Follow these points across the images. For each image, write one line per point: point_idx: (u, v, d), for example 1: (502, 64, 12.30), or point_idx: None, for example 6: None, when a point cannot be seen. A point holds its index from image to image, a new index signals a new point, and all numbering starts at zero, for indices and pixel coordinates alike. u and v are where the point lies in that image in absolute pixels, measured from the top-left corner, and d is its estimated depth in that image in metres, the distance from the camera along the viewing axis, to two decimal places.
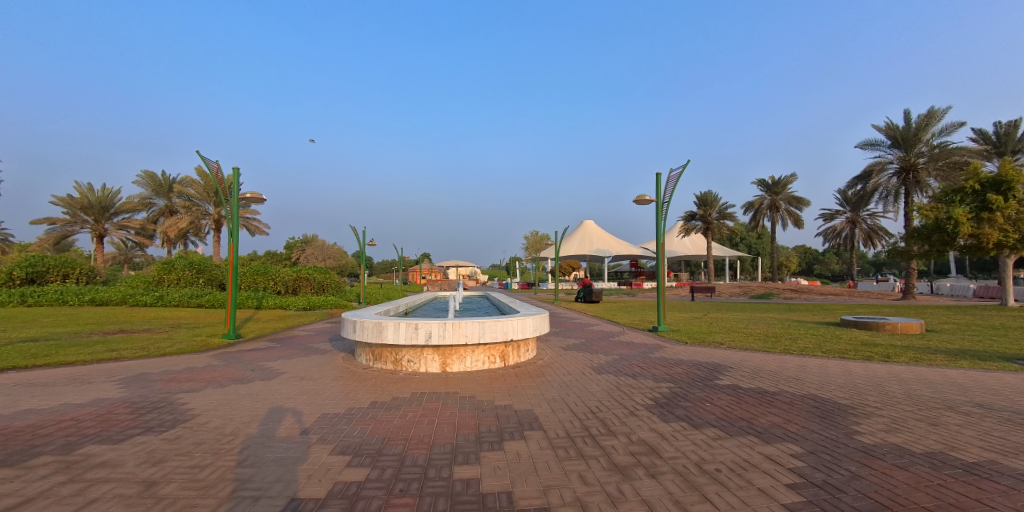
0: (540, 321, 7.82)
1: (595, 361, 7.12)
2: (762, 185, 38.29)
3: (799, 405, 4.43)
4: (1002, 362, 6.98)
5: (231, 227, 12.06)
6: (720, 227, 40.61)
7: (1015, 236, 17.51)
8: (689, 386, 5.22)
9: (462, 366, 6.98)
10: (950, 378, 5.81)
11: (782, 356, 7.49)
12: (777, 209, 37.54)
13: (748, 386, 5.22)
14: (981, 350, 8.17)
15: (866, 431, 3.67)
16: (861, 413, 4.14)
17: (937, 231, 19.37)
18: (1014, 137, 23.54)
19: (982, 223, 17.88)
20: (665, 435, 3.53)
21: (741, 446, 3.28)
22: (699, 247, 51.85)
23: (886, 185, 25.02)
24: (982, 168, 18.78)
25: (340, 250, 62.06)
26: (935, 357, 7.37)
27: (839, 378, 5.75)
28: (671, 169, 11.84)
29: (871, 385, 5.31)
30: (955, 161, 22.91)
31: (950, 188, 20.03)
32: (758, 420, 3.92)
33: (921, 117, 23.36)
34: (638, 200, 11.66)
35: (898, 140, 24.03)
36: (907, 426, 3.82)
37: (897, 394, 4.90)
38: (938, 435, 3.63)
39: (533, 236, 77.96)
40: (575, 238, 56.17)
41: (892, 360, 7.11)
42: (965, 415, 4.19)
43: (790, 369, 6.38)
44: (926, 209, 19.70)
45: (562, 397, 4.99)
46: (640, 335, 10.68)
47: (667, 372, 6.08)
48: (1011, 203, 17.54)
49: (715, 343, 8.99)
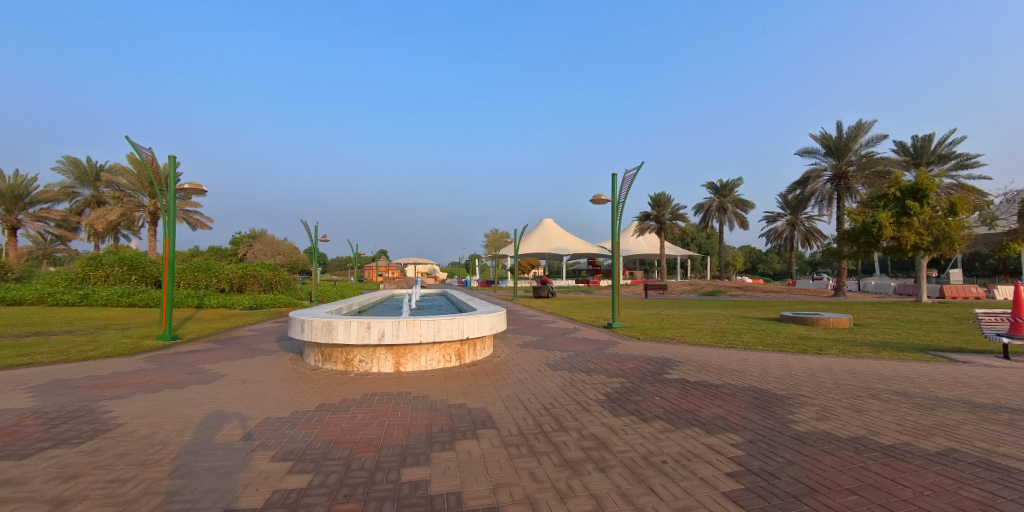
0: (497, 318, 7.79)
1: (551, 358, 7.18)
2: (711, 187, 40.14)
3: (741, 397, 4.64)
4: (917, 353, 7.70)
5: (167, 220, 11.15)
6: (672, 227, 42.18)
7: (929, 239, 19.32)
8: (640, 381, 5.37)
9: (416, 365, 6.84)
10: (873, 368, 6.33)
11: (726, 351, 7.89)
12: (725, 211, 39.49)
13: (695, 379, 5.43)
14: (899, 342, 8.97)
15: (799, 419, 3.90)
16: (796, 403, 4.40)
17: (865, 234, 21.05)
18: (928, 150, 26.01)
19: (903, 226, 19.61)
20: (615, 429, 3.58)
21: (687, 437, 3.38)
22: (653, 245, 53.65)
23: (821, 191, 26.91)
24: (903, 177, 20.59)
25: (291, 246, 59.41)
26: (861, 349, 8.01)
27: (777, 370, 6.12)
28: (626, 170, 12.11)
29: (805, 376, 5.68)
30: (880, 171, 25.00)
31: (875, 194, 21.80)
32: (704, 412, 4.06)
33: (852, 128, 25.26)
34: (594, 200, 11.86)
35: (832, 149, 25.87)
36: (835, 413, 4.10)
37: (827, 384, 5.26)
38: (861, 420, 3.93)
39: (494, 233, 77.97)
40: (535, 236, 56.70)
41: (825, 352, 7.66)
42: (884, 401, 4.56)
43: (734, 362, 6.72)
44: (856, 213, 21.36)
45: (517, 394, 4.97)
46: (596, 331, 10.90)
47: (620, 367, 6.22)
48: (926, 209, 19.38)
49: (666, 339, 9.32)
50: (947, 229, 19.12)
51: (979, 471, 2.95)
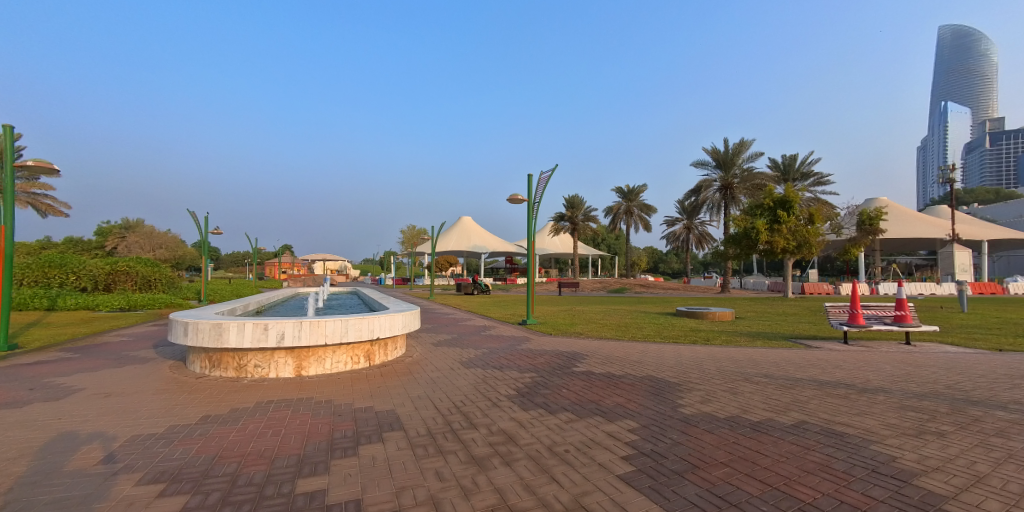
0: (410, 317, 7.58)
1: (465, 356, 7.14)
2: (619, 192, 42.99)
3: (639, 386, 5.02)
4: (781, 341, 8.97)
5: (3, 204, 9.16)
6: (585, 228, 44.36)
7: (794, 243, 22.61)
8: (549, 375, 5.56)
9: (321, 368, 6.41)
10: (749, 355, 7.25)
11: (629, 344, 8.52)
12: (631, 214, 42.52)
13: (599, 371, 5.77)
14: (768, 332, 10.39)
15: (687, 403, 4.32)
16: (685, 389, 4.87)
17: (745, 238, 23.97)
18: (794, 167, 30.43)
19: (774, 232, 22.72)
20: (523, 423, 3.67)
21: (589, 426, 3.57)
22: (568, 245, 55.96)
23: (711, 199, 30.08)
24: (775, 190, 23.75)
25: (175, 239, 52.34)
26: (740, 339, 9.14)
27: (671, 360, 6.74)
28: (542, 171, 12.48)
29: (694, 365, 6.33)
30: (757, 184, 28.69)
31: (754, 204, 24.96)
32: (605, 401, 4.32)
33: (736, 145, 28.62)
34: (510, 199, 12.05)
35: (720, 163, 29.08)
36: (716, 396, 4.61)
37: (711, 371, 5.90)
38: (736, 401, 4.46)
39: (410, 230, 75.83)
40: (453, 233, 56.24)
41: (711, 343, 8.61)
42: (755, 383, 5.23)
43: (635, 354, 7.27)
44: (739, 219, 24.28)
45: (428, 394, 4.87)
46: (511, 328, 11.10)
47: (531, 363, 6.39)
48: (792, 217, 22.64)
49: (576, 334, 9.81)
50: (807, 235, 22.54)
51: (822, 438, 3.50)
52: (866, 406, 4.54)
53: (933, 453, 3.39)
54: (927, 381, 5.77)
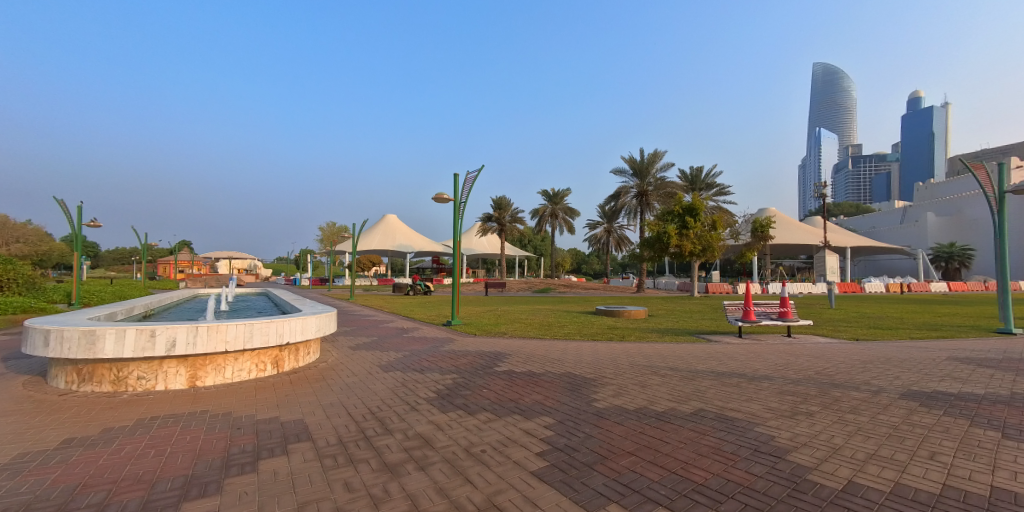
0: (324, 320, 7.14)
1: (385, 359, 6.90)
2: (544, 195, 44.22)
3: (557, 382, 5.19)
4: (686, 336, 9.82)
5: None
6: (512, 229, 44.96)
7: (699, 247, 24.83)
8: (470, 375, 5.55)
9: (219, 377, 5.81)
10: (658, 350, 7.83)
11: (551, 342, 8.81)
12: (556, 217, 43.97)
13: (520, 370, 5.87)
14: (676, 328, 11.30)
15: (600, 397, 4.55)
16: (600, 384, 5.11)
17: (658, 242, 25.83)
18: (700, 178, 33.42)
19: (683, 237, 24.79)
20: (441, 425, 3.62)
21: (506, 424, 3.61)
22: (495, 245, 56.35)
23: (629, 204, 32.23)
24: (683, 198, 25.87)
25: (36, 232, 44.39)
26: (650, 335, 9.85)
27: (588, 357, 7.07)
28: (468, 171, 12.42)
29: (609, 361, 6.69)
30: (669, 192, 31.07)
31: (666, 211, 27.01)
32: (524, 399, 4.40)
33: (651, 155, 30.76)
34: (435, 198, 11.84)
35: (637, 171, 31.08)
36: (627, 390, 4.90)
37: (623, 366, 6.28)
38: (644, 393, 4.78)
39: (330, 227, 71.59)
40: (377, 231, 54.06)
41: (624, 339, 9.18)
42: (662, 376, 5.66)
43: (555, 352, 7.53)
44: (653, 224, 26.12)
45: (342, 400, 4.63)
46: (435, 329, 10.93)
47: (453, 364, 6.33)
48: (697, 223, 24.84)
49: (500, 333, 9.93)
50: (711, 240, 24.86)
51: (715, 423, 3.88)
52: (752, 392, 5.11)
53: (803, 430, 3.90)
54: (800, 368, 6.67)
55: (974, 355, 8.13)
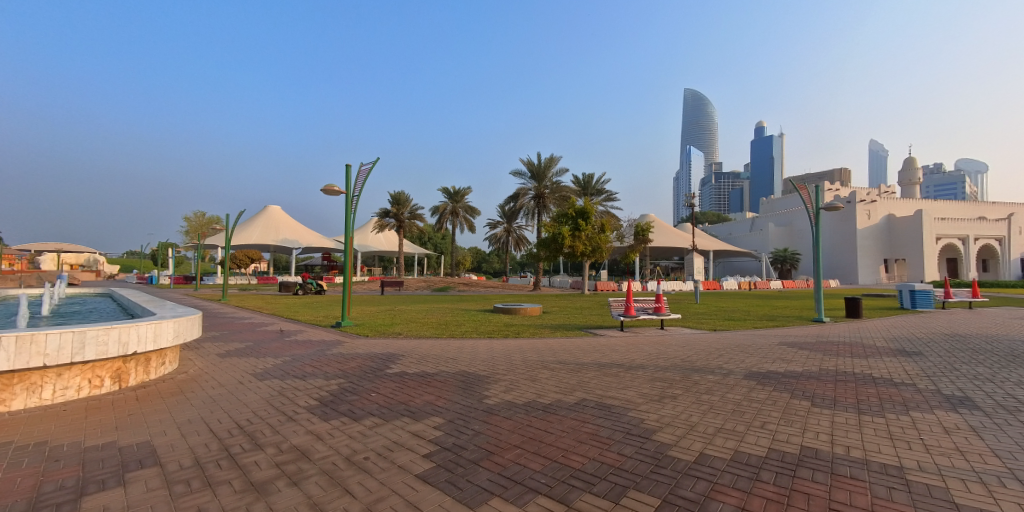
0: (185, 325, 6.20)
1: (261, 366, 6.24)
2: (445, 192, 43.71)
3: (450, 381, 5.17)
4: (575, 331, 10.51)
5: None
6: (411, 226, 43.68)
7: (590, 247, 26.69)
8: (359, 379, 5.27)
9: (32, 399, 4.67)
10: (549, 344, 8.25)
11: (447, 341, 8.75)
12: (456, 215, 43.80)
13: (412, 371, 5.73)
14: (567, 324, 12.00)
15: (492, 394, 4.64)
16: (492, 381, 5.23)
17: (553, 242, 27.17)
18: (591, 184, 35.93)
19: (576, 237, 26.42)
20: (322, 435, 3.37)
21: (394, 428, 3.50)
22: (392, 242, 54.27)
23: (527, 205, 33.50)
24: (576, 202, 27.58)
25: None
26: (543, 331, 10.34)
27: (484, 354, 7.18)
28: (362, 164, 11.80)
29: (503, 357, 6.87)
30: (563, 195, 32.84)
31: (561, 213, 28.54)
32: (414, 401, 4.30)
33: (547, 160, 32.21)
34: (325, 190, 11.01)
35: (534, 174, 32.36)
36: (517, 385, 5.07)
37: (516, 362, 6.48)
38: (534, 387, 5.00)
39: (197, 217, 62.48)
40: (256, 224, 48.57)
41: (518, 335, 9.51)
42: (552, 369, 5.97)
43: (451, 351, 7.51)
44: (549, 225, 27.41)
45: (203, 415, 4.07)
46: (323, 331, 10.17)
47: (340, 368, 5.96)
48: (589, 225, 26.66)
49: (395, 334, 9.59)
50: (600, 242, 26.85)
51: (595, 411, 4.22)
52: (629, 380, 5.65)
53: (667, 412, 4.42)
54: (670, 356, 7.54)
55: (794, 340, 10.00)
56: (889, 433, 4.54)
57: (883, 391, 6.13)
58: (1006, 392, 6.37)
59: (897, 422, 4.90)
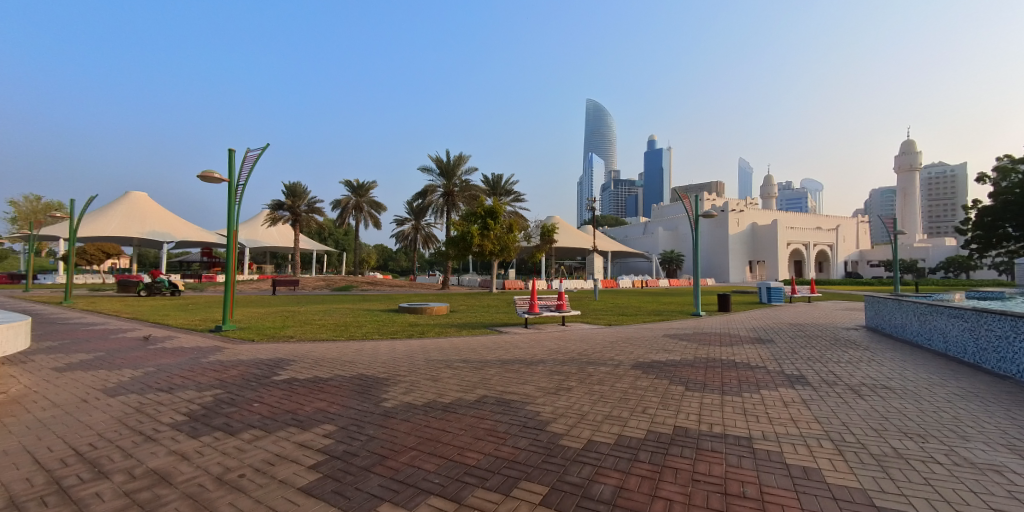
0: (5, 334, 5.05)
1: (112, 380, 5.33)
2: (348, 185, 41.28)
3: (346, 386, 4.92)
4: (481, 329, 10.66)
5: None
6: (308, 220, 40.51)
7: (499, 247, 27.18)
8: (239, 389, 4.78)
9: None
10: (454, 343, 8.26)
11: (345, 343, 8.30)
12: (360, 210, 41.61)
13: (304, 377, 5.35)
14: (473, 323, 12.14)
15: (390, 396, 4.52)
16: (391, 383, 5.08)
17: (462, 241, 27.21)
18: (500, 185, 36.58)
19: (485, 236, 26.73)
20: (189, 453, 3.01)
21: (277, 440, 3.23)
22: (288, 238, 49.86)
23: (436, 203, 33.04)
24: (485, 201, 27.86)
25: None
26: (448, 329, 10.33)
27: (385, 355, 6.95)
28: (249, 149, 10.72)
29: (405, 358, 6.72)
30: (472, 194, 32.92)
31: (470, 212, 28.61)
32: (303, 409, 4.02)
33: (457, 158, 32.06)
34: (202, 176, 9.78)
35: (444, 171, 32.05)
36: (418, 386, 4.99)
37: (419, 362, 6.37)
38: (435, 387, 4.96)
39: (27, 202, 51.11)
40: (113, 212, 41.27)
41: (423, 335, 9.38)
42: (454, 368, 5.97)
43: (349, 353, 7.15)
44: (458, 224, 27.39)
45: (27, 444, 3.35)
46: (198, 337, 9.01)
47: (217, 377, 5.34)
48: (497, 224, 27.14)
49: (286, 337, 8.85)
50: (508, 241, 27.44)
51: (493, 407, 4.33)
52: (528, 375, 5.88)
53: (561, 403, 4.69)
54: (568, 350, 8.00)
55: (675, 332, 11.25)
56: (743, 408, 5.33)
57: (742, 374, 7.16)
58: (829, 369, 7.86)
59: (749, 399, 5.79)
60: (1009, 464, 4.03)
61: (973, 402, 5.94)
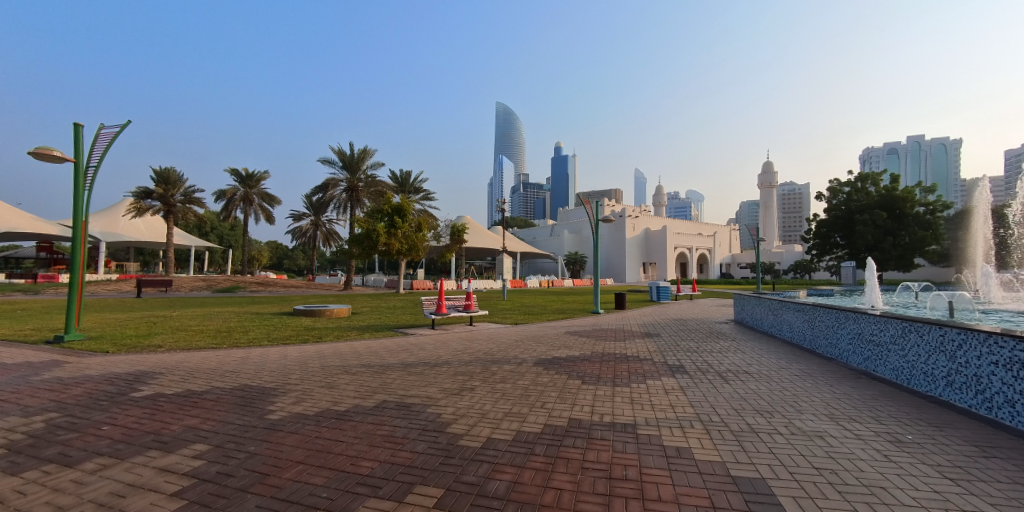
0: None
1: None
2: (234, 174, 37.05)
3: (224, 399, 4.44)
4: (384, 331, 10.29)
5: None
6: (185, 211, 35.56)
7: (407, 246, 26.38)
8: (85, 410, 4.05)
9: None
10: (355, 347, 7.89)
11: (228, 351, 7.47)
12: (250, 202, 37.63)
13: (172, 392, 4.71)
14: (377, 325, 11.69)
15: (278, 408, 4.17)
16: (280, 393, 4.69)
17: (367, 239, 26.05)
18: (408, 182, 35.64)
19: (391, 235, 25.80)
20: (3, 496, 2.47)
21: (131, 468, 2.81)
22: (157, 231, 43.23)
23: (338, 198, 31.11)
24: (393, 198, 26.94)
25: None
26: (349, 333, 9.82)
27: (275, 363, 6.40)
28: (107, 126, 9.20)
29: (299, 365, 6.25)
30: (379, 190, 31.60)
31: (376, 209, 27.45)
32: (169, 428, 3.55)
33: (361, 152, 30.50)
34: (35, 153, 8.12)
35: (347, 164, 30.34)
36: (311, 394, 4.68)
37: (313, 368, 5.98)
38: (330, 394, 4.70)
39: None
40: None
41: (320, 339, 8.79)
42: (353, 374, 5.69)
43: (232, 362, 6.45)
44: (363, 221, 26.11)
45: None
46: (28, 350, 7.41)
47: (54, 398, 4.46)
48: (405, 223, 26.34)
49: (151, 347, 7.69)
50: (416, 241, 26.76)
51: (393, 412, 4.22)
52: (432, 377, 5.83)
53: (463, 403, 4.74)
54: (474, 350, 8.10)
55: (575, 330, 11.94)
56: (631, 398, 5.86)
57: (632, 366, 7.87)
58: (703, 358, 8.96)
59: (637, 389, 6.38)
60: (829, 430, 4.97)
61: (808, 381, 7.21)
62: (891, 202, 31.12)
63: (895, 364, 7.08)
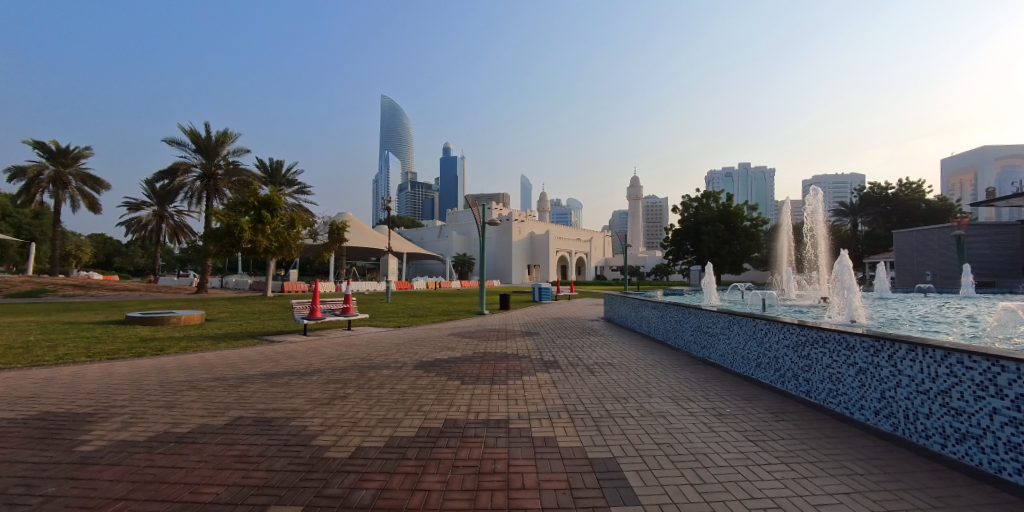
0: None
1: None
2: (40, 148, 29.60)
3: (14, 432, 3.58)
4: (246, 340, 9.18)
5: None
6: None
7: (276, 244, 23.80)
8: None
9: None
10: (209, 359, 6.94)
11: (25, 371, 6.00)
12: (63, 184, 30.38)
13: None
14: (237, 332, 10.41)
15: (94, 437, 3.51)
16: (99, 418, 3.95)
17: (227, 235, 22.95)
18: (280, 173, 32.27)
19: (257, 231, 23.06)
20: None
21: None
22: None
23: (189, 186, 26.80)
24: (260, 190, 24.12)
25: None
26: (201, 343, 8.57)
27: (98, 382, 5.34)
28: None
29: (131, 383, 5.32)
30: (242, 180, 27.96)
31: (239, 201, 24.29)
32: None
33: (220, 135, 26.75)
34: None
35: (201, 148, 26.31)
36: (143, 416, 4.02)
37: (149, 386, 5.12)
38: (170, 415, 4.09)
39: None
40: None
41: (161, 352, 7.52)
42: (201, 390, 5.02)
43: (32, 385, 5.21)
44: (221, 214, 22.93)
45: None
46: None
47: None
48: (274, 218, 23.75)
49: None
50: (288, 238, 24.33)
51: (250, 428, 3.85)
52: (299, 387, 5.41)
53: (333, 413, 4.51)
54: (351, 356, 7.71)
55: (459, 330, 12.09)
56: (506, 394, 6.17)
57: (511, 364, 8.27)
58: (575, 353, 9.79)
59: (513, 386, 6.73)
60: (670, 409, 5.86)
61: (658, 369, 8.35)
62: (727, 216, 37.30)
63: (723, 350, 8.60)
